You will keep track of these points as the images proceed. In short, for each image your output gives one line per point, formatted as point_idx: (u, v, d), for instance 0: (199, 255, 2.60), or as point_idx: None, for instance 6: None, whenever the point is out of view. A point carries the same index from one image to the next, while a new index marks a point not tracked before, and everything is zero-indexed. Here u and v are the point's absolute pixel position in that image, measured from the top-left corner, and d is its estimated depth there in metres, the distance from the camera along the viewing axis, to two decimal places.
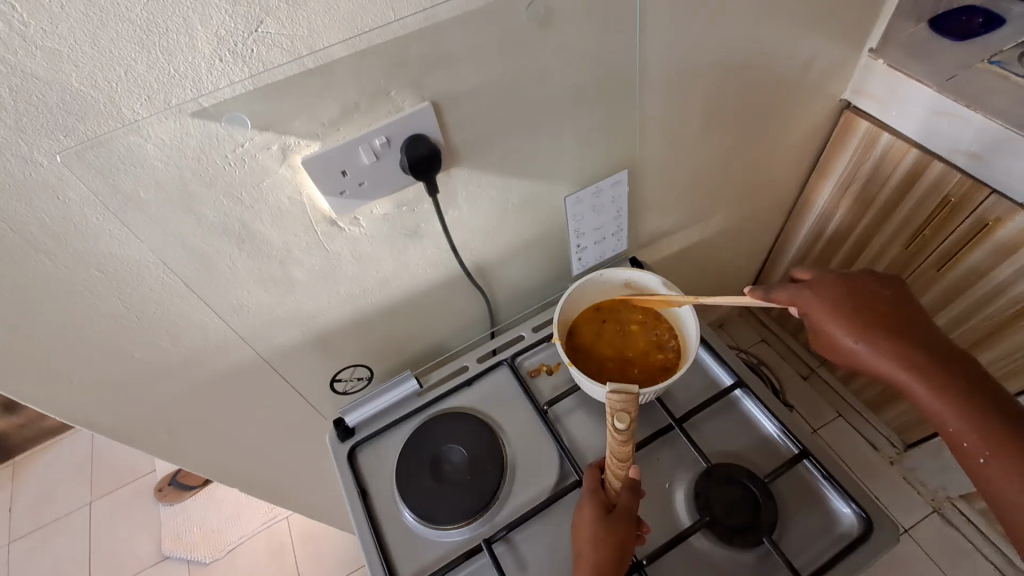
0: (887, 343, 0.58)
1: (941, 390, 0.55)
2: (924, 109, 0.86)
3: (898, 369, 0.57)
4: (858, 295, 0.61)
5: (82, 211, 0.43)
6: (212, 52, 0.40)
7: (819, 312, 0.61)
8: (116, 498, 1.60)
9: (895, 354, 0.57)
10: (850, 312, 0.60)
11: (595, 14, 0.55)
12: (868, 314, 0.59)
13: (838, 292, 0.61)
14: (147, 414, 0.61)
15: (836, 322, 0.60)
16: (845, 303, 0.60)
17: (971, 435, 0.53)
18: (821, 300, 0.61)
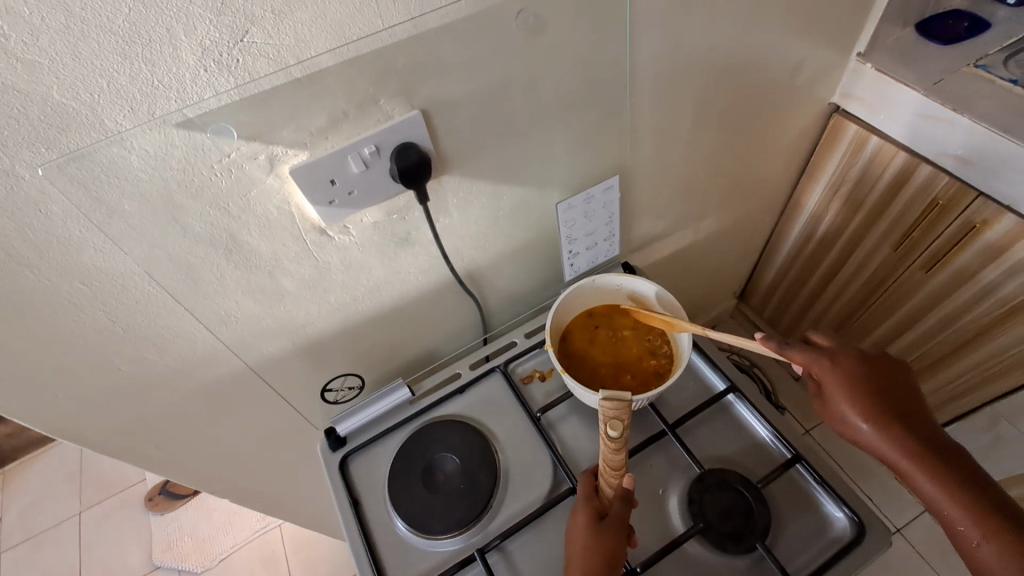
0: (901, 435, 0.57)
1: (952, 489, 0.54)
2: (913, 113, 0.87)
3: (910, 462, 0.56)
4: (872, 373, 0.61)
5: (65, 224, 0.42)
6: (196, 62, 0.39)
7: (833, 390, 0.61)
8: (105, 507, 1.58)
9: (908, 446, 0.56)
10: (866, 396, 0.59)
11: (585, 21, 0.55)
12: (881, 396, 0.59)
13: (854, 372, 0.61)
14: (134, 426, 0.60)
15: (849, 405, 0.59)
16: (861, 388, 0.60)
17: (978, 539, 0.52)
18: (835, 378, 0.61)
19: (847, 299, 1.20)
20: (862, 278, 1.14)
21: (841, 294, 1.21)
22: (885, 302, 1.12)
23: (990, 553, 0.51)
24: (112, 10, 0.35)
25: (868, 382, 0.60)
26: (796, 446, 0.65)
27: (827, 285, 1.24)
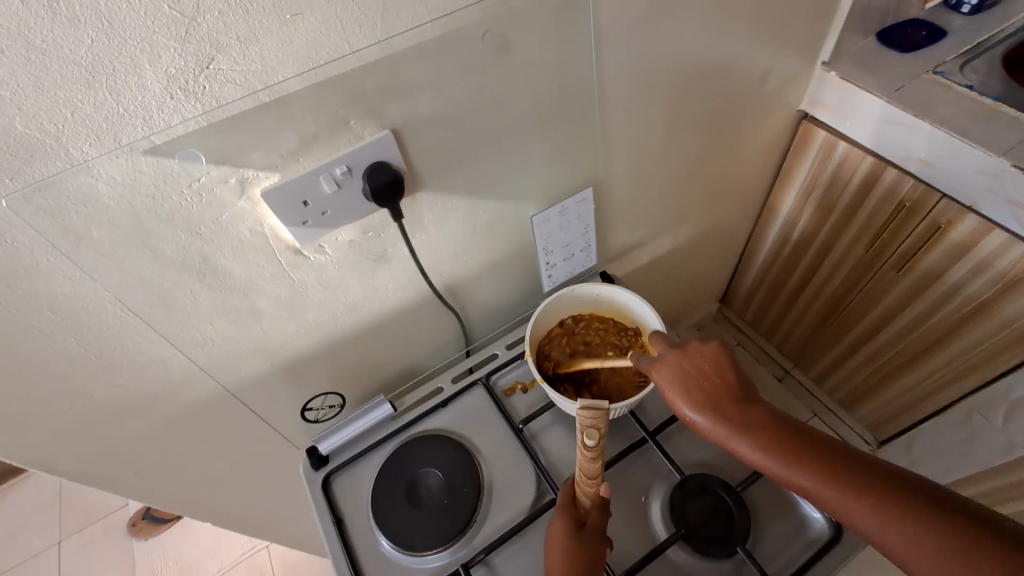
0: (750, 426, 0.52)
1: (804, 464, 0.49)
2: (876, 118, 0.89)
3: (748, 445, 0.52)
4: (692, 371, 0.57)
5: (31, 255, 0.42)
6: (162, 90, 0.39)
7: (671, 391, 0.57)
8: (86, 535, 1.55)
9: (745, 431, 0.52)
10: (691, 383, 0.56)
11: (553, 39, 0.56)
12: (708, 391, 0.55)
13: (688, 366, 0.57)
14: (109, 453, 0.59)
15: (688, 402, 0.55)
16: (697, 382, 0.56)
17: (846, 504, 0.46)
18: (671, 380, 0.57)
19: (824, 300, 1.23)
20: (837, 281, 1.16)
21: (818, 295, 1.24)
22: (860, 302, 1.14)
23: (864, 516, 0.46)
24: (74, 41, 0.35)
25: (704, 371, 0.56)
26: None
27: (804, 287, 1.26)
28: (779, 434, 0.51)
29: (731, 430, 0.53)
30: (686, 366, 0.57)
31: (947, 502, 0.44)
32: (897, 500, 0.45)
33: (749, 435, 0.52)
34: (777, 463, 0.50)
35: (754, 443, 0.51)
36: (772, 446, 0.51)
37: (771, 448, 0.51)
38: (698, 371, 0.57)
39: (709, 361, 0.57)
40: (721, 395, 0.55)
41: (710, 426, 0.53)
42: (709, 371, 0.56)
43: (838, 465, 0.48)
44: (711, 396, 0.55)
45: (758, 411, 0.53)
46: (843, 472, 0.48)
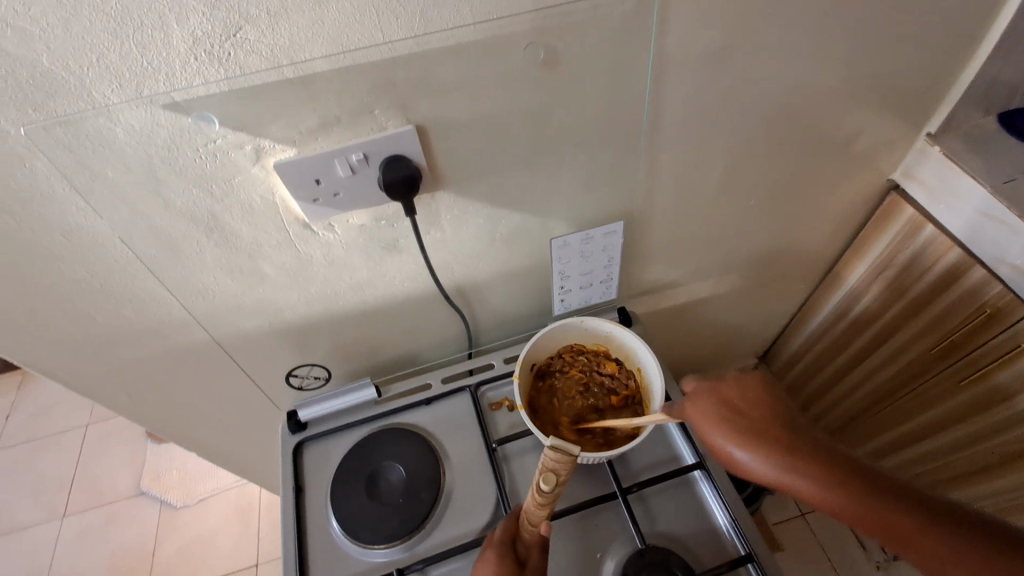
0: (821, 469, 0.48)
1: (864, 501, 0.46)
2: (974, 208, 0.78)
3: (809, 484, 0.48)
4: (752, 418, 0.53)
5: (47, 181, 0.44)
6: (187, 51, 0.40)
7: (709, 425, 0.54)
8: (110, 426, 1.68)
9: (806, 468, 0.48)
10: (753, 431, 0.51)
11: (605, 61, 0.52)
12: (765, 430, 0.51)
13: (727, 399, 0.55)
14: (104, 373, 0.63)
15: (736, 439, 0.52)
16: (741, 419, 0.53)
17: (914, 543, 0.45)
18: (710, 410, 0.54)
19: (870, 388, 1.12)
20: (889, 371, 1.05)
21: (864, 382, 1.12)
22: (910, 402, 1.04)
23: (930, 553, 0.44)
24: None
25: (748, 404, 0.54)
26: (751, 543, 0.61)
27: (851, 369, 1.15)
28: (832, 469, 0.48)
29: (782, 467, 0.49)
30: (723, 398, 0.55)
31: (995, 530, 0.44)
32: (943, 532, 0.44)
33: (817, 480, 0.48)
34: (857, 510, 0.46)
35: (829, 488, 0.47)
36: (818, 478, 0.48)
37: (844, 492, 0.47)
38: (743, 405, 0.54)
39: (750, 393, 0.55)
40: (767, 428, 0.52)
41: (775, 472, 0.49)
42: (750, 404, 0.54)
43: (928, 511, 0.45)
44: (763, 433, 0.52)
45: (820, 452, 0.50)
46: (897, 508, 0.46)
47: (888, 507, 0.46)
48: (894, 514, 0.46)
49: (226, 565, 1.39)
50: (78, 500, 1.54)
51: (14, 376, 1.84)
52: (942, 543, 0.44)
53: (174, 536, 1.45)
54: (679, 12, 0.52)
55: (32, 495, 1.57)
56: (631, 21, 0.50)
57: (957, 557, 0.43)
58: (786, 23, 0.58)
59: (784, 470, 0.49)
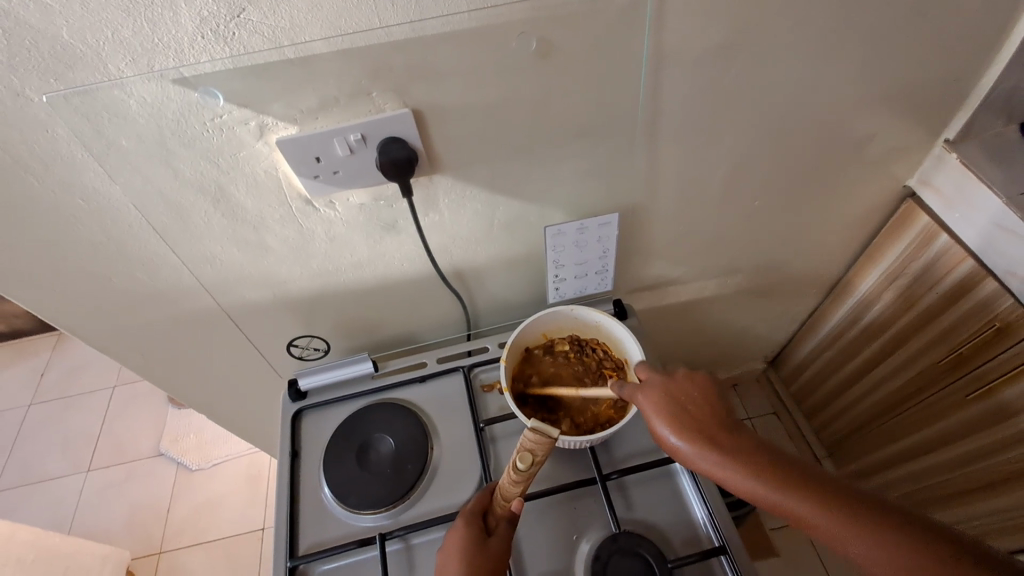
0: (740, 453, 0.53)
1: (778, 484, 0.51)
2: (988, 220, 0.75)
3: (732, 472, 0.53)
4: (691, 409, 0.58)
5: (68, 147, 0.47)
6: (194, 29, 0.43)
7: (653, 417, 0.58)
8: (135, 389, 1.77)
9: (731, 457, 0.53)
10: (689, 425, 0.56)
11: (599, 52, 0.53)
12: (696, 422, 0.56)
13: (672, 393, 0.59)
14: (119, 332, 0.67)
15: (675, 428, 0.56)
16: (682, 412, 0.57)
17: (822, 523, 0.48)
18: (654, 402, 0.59)
19: (875, 399, 1.09)
20: (896, 382, 1.02)
21: (872, 392, 1.10)
22: (913, 416, 1.01)
23: (837, 531, 0.48)
24: None
25: (690, 397, 0.59)
26: (725, 537, 0.61)
27: (858, 378, 1.11)
28: (755, 458, 0.53)
29: (710, 455, 0.54)
30: (669, 390, 0.59)
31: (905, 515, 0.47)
32: (853, 515, 0.48)
33: (738, 466, 0.52)
34: (768, 491, 0.51)
35: (745, 472, 0.52)
36: (741, 466, 0.52)
37: (757, 474, 0.52)
38: (685, 397, 0.59)
39: (696, 389, 0.59)
40: (703, 422, 0.57)
41: (705, 459, 0.54)
42: (694, 400, 0.58)
43: (840, 498, 0.49)
44: (700, 424, 0.56)
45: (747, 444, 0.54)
46: (811, 491, 0.50)
47: (801, 492, 0.50)
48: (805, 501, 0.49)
49: (234, 527, 1.46)
50: (102, 457, 1.63)
51: (50, 336, 1.96)
52: (851, 529, 0.47)
53: (188, 496, 1.52)
54: (677, 6, 0.52)
55: (61, 448, 1.67)
56: (627, 14, 0.51)
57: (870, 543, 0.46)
58: (791, 21, 0.57)
59: (709, 459, 0.54)
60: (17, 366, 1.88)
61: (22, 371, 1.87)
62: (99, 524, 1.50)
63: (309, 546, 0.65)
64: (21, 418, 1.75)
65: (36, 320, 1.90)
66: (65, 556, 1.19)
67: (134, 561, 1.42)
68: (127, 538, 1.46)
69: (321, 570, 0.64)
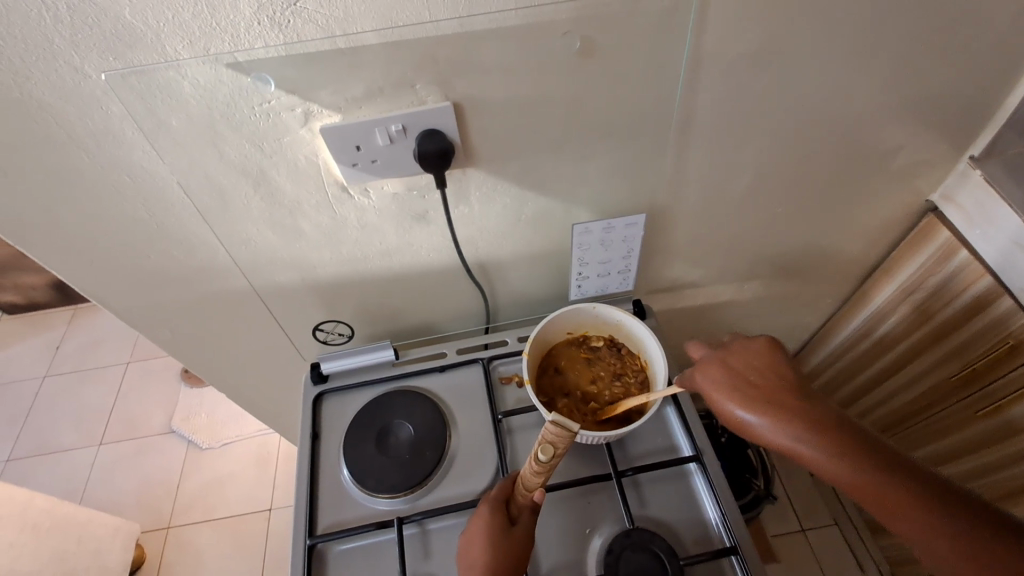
0: (808, 420, 0.54)
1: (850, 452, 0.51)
2: (1008, 238, 0.75)
3: (804, 440, 0.53)
4: (759, 381, 0.59)
5: (121, 125, 0.49)
6: (252, 15, 0.45)
7: (715, 388, 0.60)
8: (147, 367, 1.80)
9: (804, 424, 0.54)
10: (755, 395, 0.57)
11: (638, 55, 0.54)
12: (766, 391, 0.57)
13: (733, 365, 0.61)
14: (151, 308, 0.69)
15: (740, 397, 0.58)
16: (744, 380, 0.59)
17: (890, 494, 0.49)
18: (716, 376, 0.60)
19: (886, 411, 1.09)
20: (908, 395, 1.03)
21: (881, 404, 1.10)
22: (924, 429, 1.02)
23: (901, 503, 0.49)
24: None
25: (754, 368, 0.60)
26: (737, 537, 0.62)
27: (870, 389, 1.12)
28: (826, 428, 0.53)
29: (779, 424, 0.54)
30: (731, 367, 0.61)
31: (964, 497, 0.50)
32: (920, 495, 0.49)
33: (802, 431, 0.53)
34: (834, 460, 0.51)
35: (810, 439, 0.53)
36: (814, 436, 0.53)
37: (828, 443, 0.52)
38: (747, 368, 0.60)
39: (758, 360, 0.61)
40: (772, 391, 0.57)
41: (769, 425, 0.55)
42: (758, 370, 0.60)
43: (897, 466, 0.51)
44: (767, 394, 0.57)
45: (812, 408, 0.55)
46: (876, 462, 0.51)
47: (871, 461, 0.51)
48: (872, 469, 0.50)
49: (241, 506, 1.48)
50: (114, 431, 1.66)
51: (65, 311, 1.98)
52: (907, 502, 0.49)
53: (197, 474, 1.54)
54: (718, 12, 0.53)
55: (73, 421, 1.70)
56: (668, 19, 0.52)
57: (924, 515, 0.48)
58: (827, 32, 0.58)
59: (777, 425, 0.54)
60: (33, 338, 1.91)
61: (38, 344, 1.90)
62: (109, 497, 1.52)
63: (328, 526, 0.67)
64: (35, 389, 1.78)
65: (53, 294, 1.93)
66: (78, 525, 1.22)
67: (142, 535, 1.45)
68: (136, 512, 1.49)
69: (338, 550, 0.66)
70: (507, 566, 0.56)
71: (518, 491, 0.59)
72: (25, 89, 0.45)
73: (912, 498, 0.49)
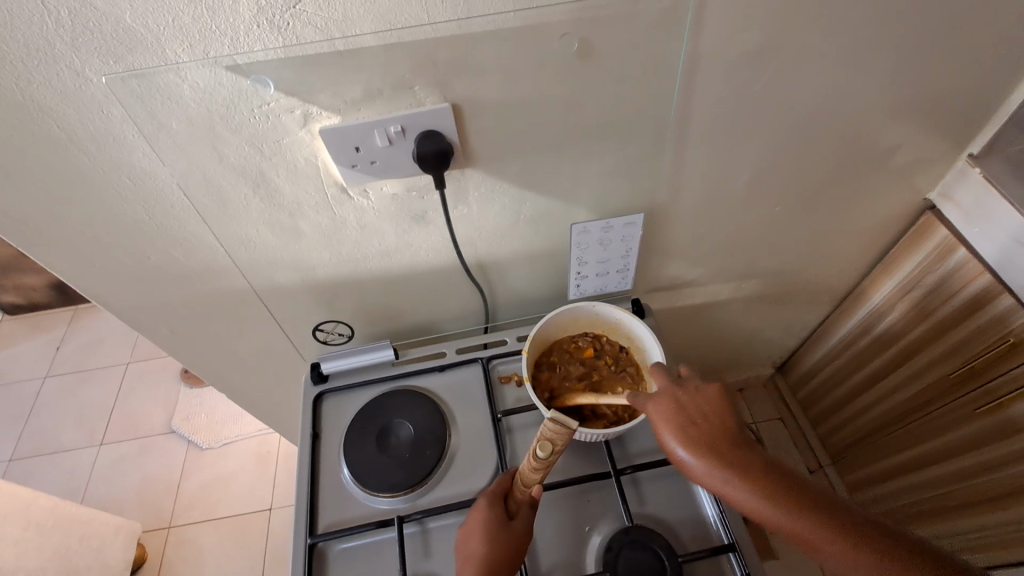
0: (747, 472, 0.52)
1: (790, 503, 0.50)
2: (1008, 236, 0.75)
3: (747, 491, 0.51)
4: (706, 425, 0.56)
5: (121, 127, 0.49)
6: (251, 18, 0.45)
7: (665, 426, 0.57)
8: (148, 367, 1.80)
9: (743, 471, 0.52)
10: (701, 443, 0.55)
11: (636, 55, 0.54)
12: (709, 437, 0.55)
13: (682, 407, 0.58)
14: (151, 309, 0.69)
15: (684, 441, 0.55)
16: (691, 422, 0.56)
17: (832, 545, 0.48)
18: (665, 413, 0.57)
19: (884, 408, 1.09)
20: (905, 393, 1.03)
21: (878, 402, 1.10)
22: (919, 428, 1.02)
23: (842, 553, 0.48)
24: None
25: (701, 412, 0.57)
26: (735, 535, 0.63)
27: (868, 387, 1.12)
28: (766, 479, 0.52)
29: (722, 472, 0.53)
30: (682, 408, 0.57)
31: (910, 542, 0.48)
32: (862, 541, 0.48)
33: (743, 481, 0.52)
34: (773, 509, 0.51)
35: (747, 485, 0.52)
36: (758, 487, 0.51)
37: (768, 493, 0.51)
38: (696, 411, 0.57)
39: (707, 403, 0.58)
40: (714, 438, 0.55)
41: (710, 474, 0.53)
42: (704, 414, 0.57)
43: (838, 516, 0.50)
44: (710, 441, 0.55)
45: (753, 457, 0.54)
46: (815, 510, 0.50)
47: (808, 508, 0.50)
48: (809, 517, 0.50)
49: (242, 505, 1.48)
50: (114, 431, 1.66)
51: (65, 311, 1.99)
52: (849, 551, 0.48)
53: (197, 473, 1.55)
54: (716, 12, 0.53)
55: (74, 421, 1.70)
56: (667, 19, 0.52)
57: (863, 559, 0.47)
58: (825, 31, 0.58)
59: (723, 478, 0.53)
60: (33, 339, 1.92)
61: (38, 344, 1.90)
62: (110, 497, 1.53)
63: (328, 525, 0.67)
64: (37, 389, 1.79)
65: (53, 294, 1.93)
66: (81, 523, 1.22)
67: (144, 534, 1.45)
68: (138, 511, 1.49)
69: (339, 549, 0.66)
70: (502, 562, 0.56)
71: (516, 485, 0.60)
72: (27, 93, 0.45)
73: (853, 542, 0.48)
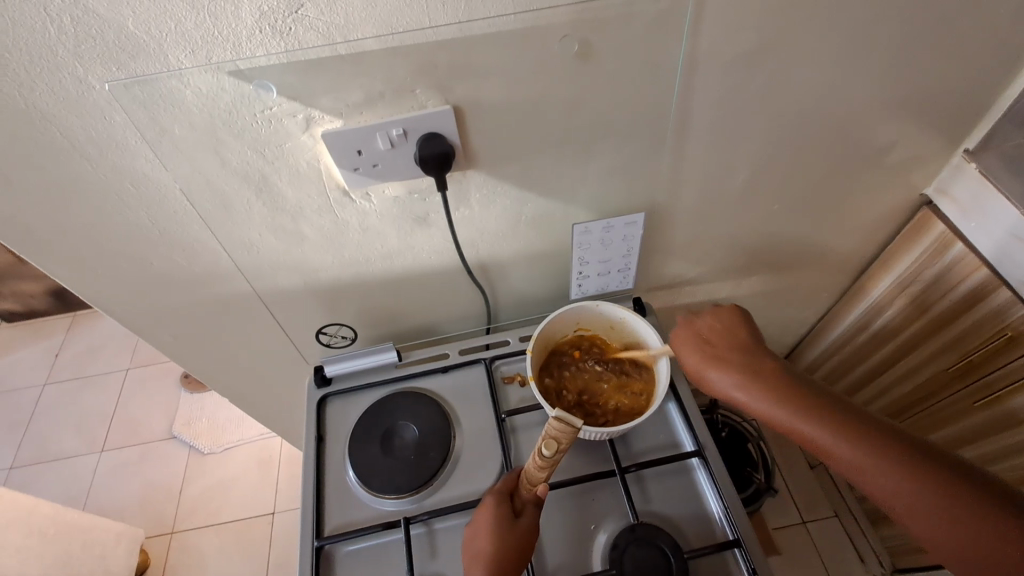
0: (760, 377, 0.61)
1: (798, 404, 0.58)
2: (1005, 231, 0.75)
3: (759, 396, 0.60)
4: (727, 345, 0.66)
5: (123, 133, 0.49)
6: (253, 23, 0.45)
7: (683, 349, 0.68)
8: (148, 372, 1.80)
9: (756, 382, 0.61)
10: (722, 358, 0.64)
11: (635, 55, 0.55)
12: (730, 354, 0.65)
13: (699, 330, 0.69)
14: (154, 314, 0.69)
15: (700, 356, 0.66)
16: (707, 343, 0.67)
17: (837, 443, 0.54)
18: (682, 335, 0.69)
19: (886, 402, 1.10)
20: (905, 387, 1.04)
21: (878, 397, 1.11)
22: (921, 421, 1.03)
23: (843, 446, 0.54)
24: None
25: (717, 334, 0.68)
26: (740, 531, 0.63)
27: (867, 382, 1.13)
28: (778, 387, 0.60)
29: (737, 379, 0.62)
30: (700, 332, 0.68)
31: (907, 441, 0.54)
32: (867, 442, 0.54)
33: (755, 385, 0.61)
34: (775, 405, 0.59)
35: (759, 392, 0.60)
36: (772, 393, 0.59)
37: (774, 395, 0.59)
38: (713, 335, 0.68)
39: (721, 328, 0.68)
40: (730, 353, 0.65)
41: (729, 379, 0.62)
42: (720, 335, 0.67)
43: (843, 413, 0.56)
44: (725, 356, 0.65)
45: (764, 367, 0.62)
46: (824, 412, 0.56)
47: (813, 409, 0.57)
48: (812, 416, 0.56)
49: (245, 510, 1.48)
50: (115, 437, 1.66)
51: (63, 318, 1.98)
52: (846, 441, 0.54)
53: (200, 478, 1.55)
54: (713, 12, 0.54)
55: (73, 428, 1.69)
56: (666, 20, 0.53)
57: (868, 455, 0.53)
58: (821, 30, 0.58)
59: (737, 383, 0.62)
60: (31, 347, 1.91)
61: (37, 351, 1.90)
62: (112, 503, 1.52)
63: (334, 527, 0.67)
64: (36, 397, 1.78)
65: (52, 302, 1.93)
66: (84, 529, 1.22)
67: (147, 539, 1.45)
68: (140, 517, 1.49)
69: (345, 551, 0.66)
70: (508, 561, 0.56)
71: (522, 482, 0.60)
72: (31, 102, 0.46)
73: (850, 433, 0.54)
